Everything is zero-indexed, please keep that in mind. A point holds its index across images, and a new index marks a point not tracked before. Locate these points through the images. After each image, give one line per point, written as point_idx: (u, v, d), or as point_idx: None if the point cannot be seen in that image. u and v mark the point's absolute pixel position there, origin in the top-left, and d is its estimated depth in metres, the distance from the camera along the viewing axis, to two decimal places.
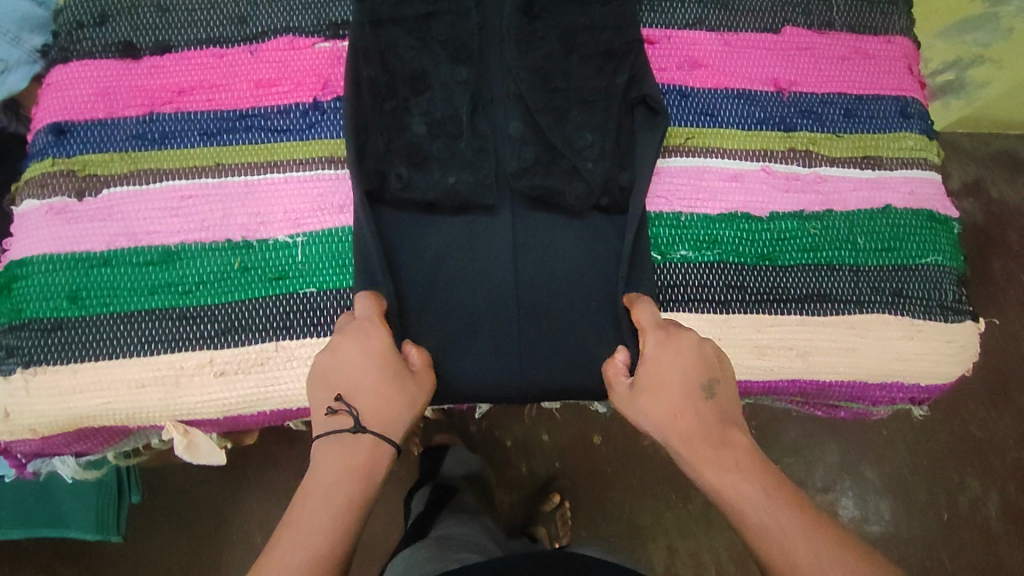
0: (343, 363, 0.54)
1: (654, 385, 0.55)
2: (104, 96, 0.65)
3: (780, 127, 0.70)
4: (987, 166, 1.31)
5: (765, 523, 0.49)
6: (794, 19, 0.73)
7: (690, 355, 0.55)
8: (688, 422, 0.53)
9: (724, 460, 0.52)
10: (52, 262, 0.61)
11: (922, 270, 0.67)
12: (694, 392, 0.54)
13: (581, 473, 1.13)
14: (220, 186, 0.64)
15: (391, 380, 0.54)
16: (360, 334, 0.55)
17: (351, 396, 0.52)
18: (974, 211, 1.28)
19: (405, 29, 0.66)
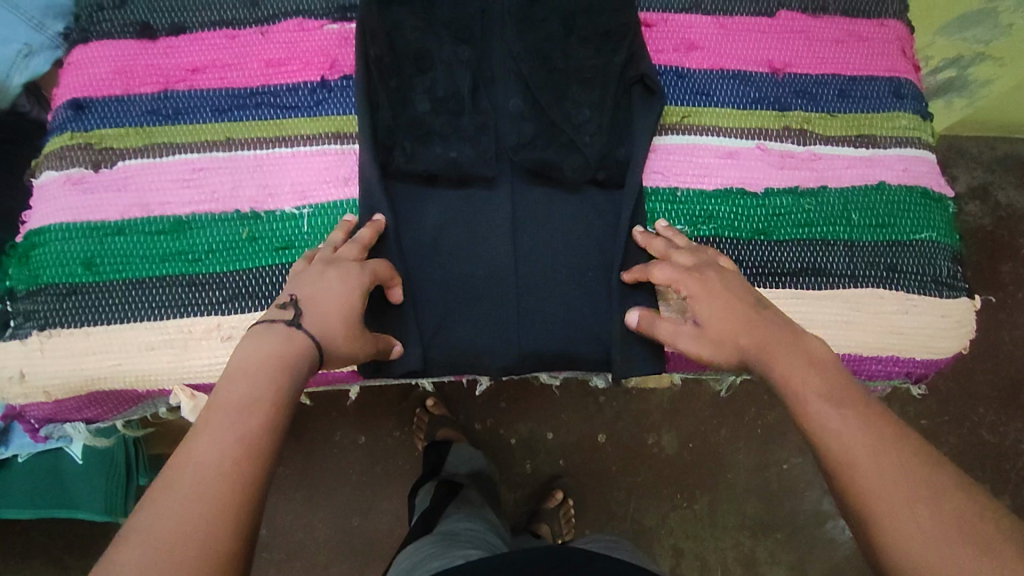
0: (313, 277, 0.55)
1: (708, 305, 0.58)
2: (121, 74, 0.68)
3: (775, 107, 0.71)
4: (994, 171, 1.31)
5: (823, 412, 0.49)
6: (788, 3, 0.75)
7: (729, 278, 0.59)
8: (750, 333, 0.55)
9: (792, 359, 0.53)
10: (69, 231, 0.63)
11: (917, 246, 0.68)
12: (756, 308, 0.57)
13: (582, 462, 1.13)
14: (231, 159, 0.66)
15: (344, 315, 0.54)
16: (344, 265, 0.56)
17: (304, 303, 0.53)
18: (981, 215, 1.28)
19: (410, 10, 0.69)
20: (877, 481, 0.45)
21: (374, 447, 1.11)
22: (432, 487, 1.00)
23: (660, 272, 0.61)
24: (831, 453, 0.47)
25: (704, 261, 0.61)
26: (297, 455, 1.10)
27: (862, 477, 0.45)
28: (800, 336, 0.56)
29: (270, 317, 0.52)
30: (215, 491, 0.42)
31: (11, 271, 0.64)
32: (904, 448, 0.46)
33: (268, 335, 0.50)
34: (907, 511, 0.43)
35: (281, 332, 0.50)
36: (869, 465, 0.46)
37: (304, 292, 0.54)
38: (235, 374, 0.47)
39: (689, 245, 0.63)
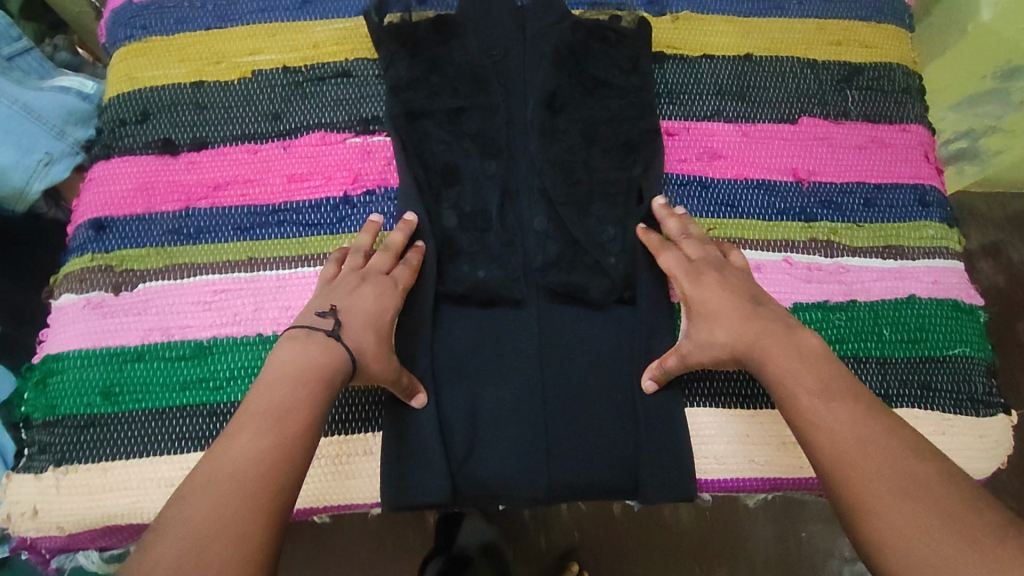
0: (348, 291, 0.59)
1: (705, 306, 0.60)
2: (142, 192, 0.68)
3: (801, 218, 0.71)
4: (1005, 229, 1.28)
5: (822, 415, 0.52)
6: (811, 109, 0.75)
7: (725, 281, 0.61)
8: (758, 327, 0.58)
9: (789, 356, 0.56)
10: (88, 358, 0.62)
11: (950, 361, 0.67)
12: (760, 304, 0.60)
13: (597, 534, 1.06)
14: (253, 280, 0.65)
15: (378, 334, 0.57)
16: (378, 282, 0.60)
17: (341, 315, 0.56)
18: (995, 274, 1.25)
19: (435, 123, 0.69)
20: (865, 474, 0.48)
21: (376, 526, 1.03)
22: (444, 563, 0.97)
23: (667, 259, 0.63)
24: (823, 451, 0.51)
25: (711, 259, 0.63)
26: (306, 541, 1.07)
27: (858, 474, 0.49)
28: (798, 329, 0.58)
29: (311, 326, 0.55)
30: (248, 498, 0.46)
31: (27, 399, 0.62)
32: (895, 442, 0.50)
33: (307, 347, 0.54)
34: (891, 503, 0.47)
35: (321, 345, 0.54)
36: (864, 463, 0.49)
37: (342, 303, 0.57)
38: (270, 382, 0.52)
39: (699, 240, 0.65)
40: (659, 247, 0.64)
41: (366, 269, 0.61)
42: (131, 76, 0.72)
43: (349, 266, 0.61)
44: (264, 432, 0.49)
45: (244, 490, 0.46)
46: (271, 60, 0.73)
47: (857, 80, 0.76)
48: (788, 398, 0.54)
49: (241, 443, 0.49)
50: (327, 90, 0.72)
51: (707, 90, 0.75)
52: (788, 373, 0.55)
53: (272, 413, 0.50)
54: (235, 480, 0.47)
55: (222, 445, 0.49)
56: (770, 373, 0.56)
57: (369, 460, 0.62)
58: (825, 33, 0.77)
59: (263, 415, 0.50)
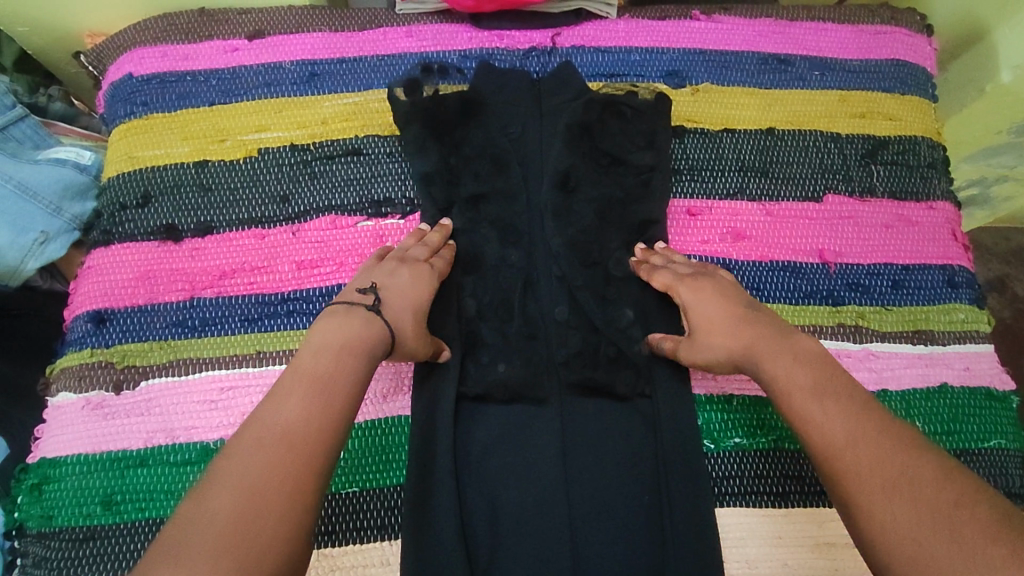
0: (387, 269, 0.57)
1: (704, 314, 0.58)
2: (144, 281, 0.65)
3: (828, 301, 0.69)
4: (1011, 263, 1.22)
5: (818, 413, 0.49)
6: (835, 186, 0.73)
7: (724, 289, 0.59)
8: (754, 330, 0.55)
9: (787, 357, 0.53)
10: (88, 464, 0.59)
11: (985, 455, 0.65)
12: (750, 307, 0.57)
13: None
14: (261, 375, 0.62)
15: (417, 313, 0.55)
16: (417, 264, 0.58)
17: (383, 292, 0.54)
18: (1001, 310, 1.19)
19: (452, 208, 0.67)
20: (861, 470, 0.45)
21: None
22: None
23: (659, 277, 0.62)
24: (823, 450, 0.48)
25: (702, 270, 0.62)
26: None
27: (853, 469, 0.45)
28: (795, 336, 0.55)
29: (352, 300, 0.53)
30: (264, 493, 0.41)
31: (22, 505, 0.59)
32: (890, 434, 0.46)
33: (349, 319, 0.51)
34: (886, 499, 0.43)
35: (362, 316, 0.51)
36: (862, 456, 0.46)
37: (382, 281, 0.55)
38: (313, 349, 0.49)
39: (689, 261, 0.64)
40: (653, 270, 0.64)
41: (404, 254, 0.59)
42: (131, 155, 0.69)
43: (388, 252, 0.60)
44: (312, 399, 0.46)
45: (301, 454, 0.43)
46: (279, 137, 0.70)
47: (882, 154, 0.74)
48: (786, 399, 0.51)
49: (285, 417, 0.44)
50: (337, 170, 0.69)
51: (729, 166, 0.73)
52: (782, 374, 0.52)
53: (318, 378, 0.47)
54: (286, 446, 0.43)
55: (269, 410, 0.45)
56: (768, 374, 0.53)
57: (386, 572, 0.59)
58: (848, 105, 0.76)
59: (307, 382, 0.47)
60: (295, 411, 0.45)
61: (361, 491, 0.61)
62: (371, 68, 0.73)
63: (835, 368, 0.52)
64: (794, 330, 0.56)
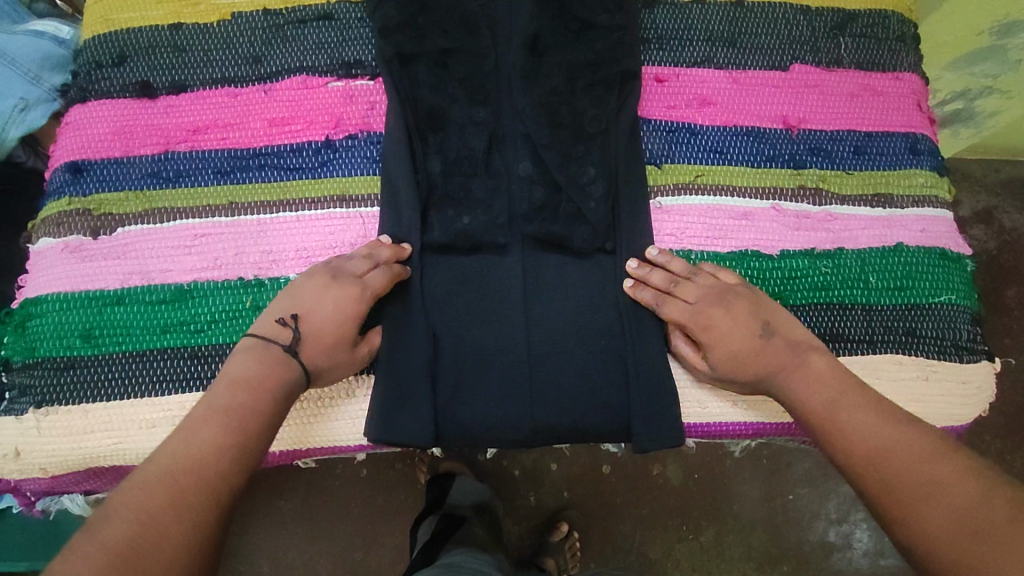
0: (313, 292, 0.56)
1: (725, 350, 0.59)
2: (120, 135, 0.66)
3: (790, 165, 0.70)
4: (1000, 194, 1.24)
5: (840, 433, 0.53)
6: (802, 57, 0.74)
7: (738, 312, 0.59)
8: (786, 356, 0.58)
9: (806, 382, 0.56)
10: (66, 301, 0.61)
11: (934, 309, 0.67)
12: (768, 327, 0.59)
13: (587, 491, 1.02)
14: (233, 224, 0.64)
15: (336, 341, 0.56)
16: (347, 286, 0.57)
17: (300, 328, 0.55)
18: (985, 239, 1.21)
19: (422, 66, 0.68)
20: (890, 482, 0.49)
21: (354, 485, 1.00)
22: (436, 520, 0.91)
23: (669, 313, 0.61)
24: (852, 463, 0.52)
25: (709, 290, 0.61)
26: (298, 491, 0.99)
27: (885, 481, 0.50)
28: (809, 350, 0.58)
29: (269, 336, 0.55)
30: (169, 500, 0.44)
31: (6, 341, 0.62)
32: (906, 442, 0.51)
33: (264, 360, 0.53)
34: (911, 504, 0.48)
35: (277, 360, 0.53)
36: (891, 465, 0.50)
37: (305, 311, 0.55)
38: (231, 382, 0.51)
39: (688, 276, 0.62)
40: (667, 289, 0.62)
41: (341, 267, 0.58)
42: (106, 18, 0.70)
43: (330, 263, 0.59)
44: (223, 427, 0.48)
45: (211, 488, 0.45)
46: (251, 2, 0.71)
47: (851, 27, 0.75)
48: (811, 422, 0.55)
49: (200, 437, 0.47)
50: (308, 33, 0.70)
51: (698, 36, 0.74)
52: (806, 398, 0.56)
53: (229, 410, 0.49)
54: (196, 472, 0.45)
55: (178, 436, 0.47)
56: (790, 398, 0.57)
57: (351, 403, 0.62)
58: None
59: (221, 412, 0.49)
60: (202, 443, 0.47)
61: None
62: None
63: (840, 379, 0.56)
64: (806, 346, 0.58)
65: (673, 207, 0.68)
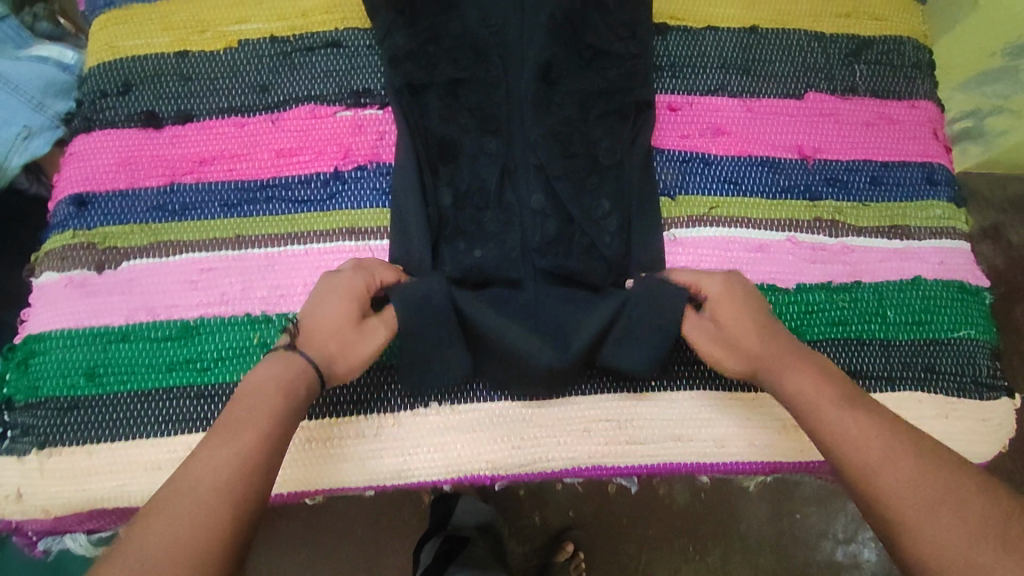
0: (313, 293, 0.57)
1: (733, 314, 0.57)
2: (125, 167, 0.65)
3: (805, 196, 0.69)
4: (1007, 210, 1.22)
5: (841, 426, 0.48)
6: (817, 84, 0.72)
7: (746, 290, 0.59)
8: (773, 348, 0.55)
9: (807, 377, 0.52)
10: (71, 339, 0.60)
11: (956, 344, 0.65)
12: (764, 320, 0.56)
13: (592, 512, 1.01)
14: (240, 258, 0.63)
15: (337, 325, 0.54)
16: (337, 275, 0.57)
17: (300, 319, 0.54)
18: (993, 256, 1.20)
19: (432, 96, 0.67)
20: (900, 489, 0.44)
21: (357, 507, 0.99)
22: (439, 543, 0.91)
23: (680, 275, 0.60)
24: (849, 461, 0.47)
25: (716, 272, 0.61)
26: (301, 513, 0.98)
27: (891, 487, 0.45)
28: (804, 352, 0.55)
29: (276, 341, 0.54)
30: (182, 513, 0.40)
31: (9, 379, 0.60)
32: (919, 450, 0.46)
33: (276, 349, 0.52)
34: (926, 517, 0.42)
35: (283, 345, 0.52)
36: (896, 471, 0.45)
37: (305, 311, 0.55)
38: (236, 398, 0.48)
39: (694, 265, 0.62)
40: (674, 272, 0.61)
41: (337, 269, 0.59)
42: (111, 45, 0.69)
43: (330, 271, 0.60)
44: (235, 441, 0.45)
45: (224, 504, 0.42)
46: (258, 29, 0.70)
47: (866, 54, 0.74)
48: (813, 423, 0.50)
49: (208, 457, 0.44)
50: (316, 61, 0.69)
51: (711, 64, 0.73)
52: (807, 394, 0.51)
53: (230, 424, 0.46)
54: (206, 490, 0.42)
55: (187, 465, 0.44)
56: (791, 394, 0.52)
57: (362, 443, 0.59)
58: (834, 4, 0.75)
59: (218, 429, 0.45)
60: (218, 459, 0.43)
61: None
62: None
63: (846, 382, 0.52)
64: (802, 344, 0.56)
65: (687, 240, 0.67)
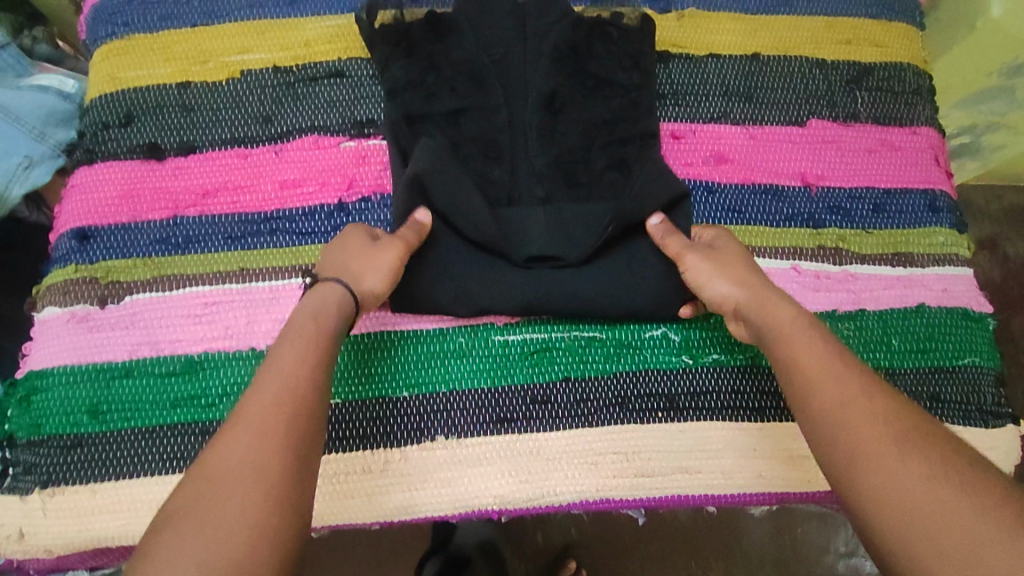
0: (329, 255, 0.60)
1: (721, 259, 0.60)
2: (127, 199, 0.65)
3: (809, 224, 0.69)
4: (1003, 223, 1.22)
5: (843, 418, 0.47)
6: (819, 111, 0.73)
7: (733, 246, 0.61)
8: (740, 286, 0.57)
9: (804, 338, 0.52)
10: (74, 375, 0.60)
11: (959, 372, 0.65)
12: (751, 273, 0.59)
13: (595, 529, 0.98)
14: (244, 291, 0.63)
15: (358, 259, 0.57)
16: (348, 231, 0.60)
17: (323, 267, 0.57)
18: (990, 269, 1.19)
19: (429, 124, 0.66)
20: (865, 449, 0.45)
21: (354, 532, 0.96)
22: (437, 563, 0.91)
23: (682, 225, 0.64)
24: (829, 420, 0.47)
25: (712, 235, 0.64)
26: None
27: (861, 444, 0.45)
28: (773, 291, 0.57)
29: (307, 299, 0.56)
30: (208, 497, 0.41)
31: (11, 416, 0.60)
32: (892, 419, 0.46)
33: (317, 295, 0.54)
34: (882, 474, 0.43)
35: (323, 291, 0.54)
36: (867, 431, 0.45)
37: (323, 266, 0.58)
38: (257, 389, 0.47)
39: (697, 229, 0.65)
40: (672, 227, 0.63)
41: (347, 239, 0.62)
42: (113, 76, 0.68)
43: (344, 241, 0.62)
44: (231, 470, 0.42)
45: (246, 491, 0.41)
46: (261, 59, 0.70)
47: (867, 81, 0.74)
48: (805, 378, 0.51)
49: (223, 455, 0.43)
50: (320, 91, 0.69)
51: (713, 91, 0.73)
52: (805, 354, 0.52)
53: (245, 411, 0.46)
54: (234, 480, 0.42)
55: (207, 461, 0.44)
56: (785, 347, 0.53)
57: (367, 479, 0.59)
58: (835, 31, 0.75)
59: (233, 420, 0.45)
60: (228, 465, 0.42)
61: (362, 399, 0.61)
62: None
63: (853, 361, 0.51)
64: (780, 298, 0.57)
65: None
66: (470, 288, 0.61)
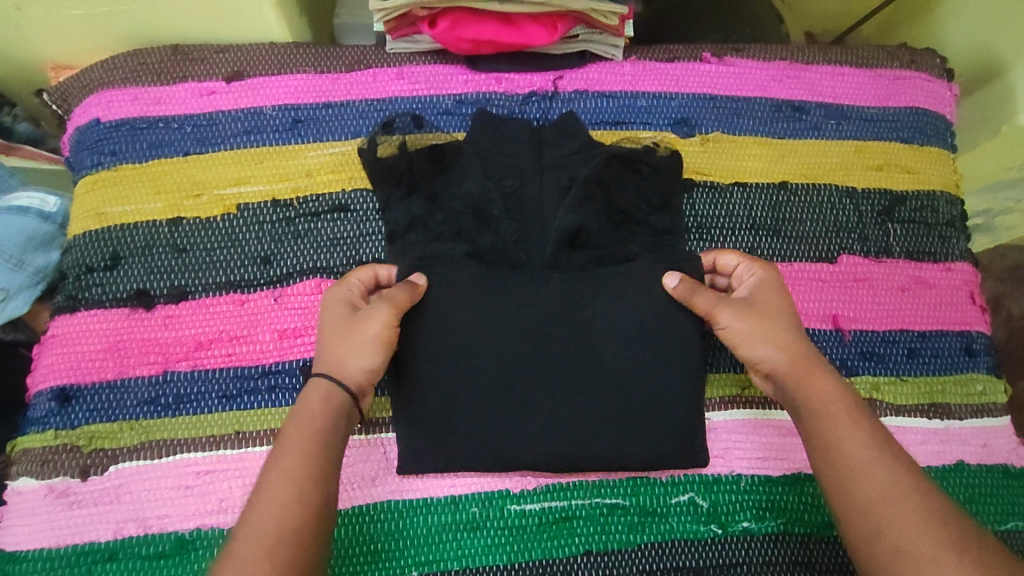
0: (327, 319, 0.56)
1: (759, 306, 0.57)
2: (113, 353, 0.60)
3: (841, 372, 0.65)
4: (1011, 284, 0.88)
5: (877, 514, 0.47)
6: (850, 246, 0.69)
7: (772, 292, 0.58)
8: (778, 354, 0.55)
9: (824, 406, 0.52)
10: (51, 559, 0.55)
11: (1003, 539, 0.62)
12: (792, 324, 0.56)
13: None
14: (240, 458, 0.58)
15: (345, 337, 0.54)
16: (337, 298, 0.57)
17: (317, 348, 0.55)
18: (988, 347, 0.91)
19: (437, 264, 0.60)
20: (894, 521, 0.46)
21: None
22: None
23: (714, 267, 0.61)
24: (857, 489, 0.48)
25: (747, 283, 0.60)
26: None
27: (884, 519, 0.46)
28: (820, 364, 0.55)
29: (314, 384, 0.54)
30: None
31: None
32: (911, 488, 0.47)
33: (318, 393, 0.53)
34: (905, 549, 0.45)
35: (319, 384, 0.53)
36: (891, 506, 0.47)
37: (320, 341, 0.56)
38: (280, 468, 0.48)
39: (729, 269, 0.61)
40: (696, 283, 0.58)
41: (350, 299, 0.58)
42: (98, 212, 0.63)
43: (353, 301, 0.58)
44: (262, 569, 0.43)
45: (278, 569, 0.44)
46: (259, 191, 0.65)
47: (898, 211, 0.71)
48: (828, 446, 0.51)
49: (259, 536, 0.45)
50: (323, 227, 0.64)
51: (739, 223, 0.69)
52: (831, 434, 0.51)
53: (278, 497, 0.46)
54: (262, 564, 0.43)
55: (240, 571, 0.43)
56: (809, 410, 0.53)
57: None
58: (864, 156, 0.72)
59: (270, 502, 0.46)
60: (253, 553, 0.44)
61: None
62: (358, 114, 0.67)
63: (893, 445, 0.50)
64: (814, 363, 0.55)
65: (723, 425, 0.63)
66: (485, 455, 0.58)
